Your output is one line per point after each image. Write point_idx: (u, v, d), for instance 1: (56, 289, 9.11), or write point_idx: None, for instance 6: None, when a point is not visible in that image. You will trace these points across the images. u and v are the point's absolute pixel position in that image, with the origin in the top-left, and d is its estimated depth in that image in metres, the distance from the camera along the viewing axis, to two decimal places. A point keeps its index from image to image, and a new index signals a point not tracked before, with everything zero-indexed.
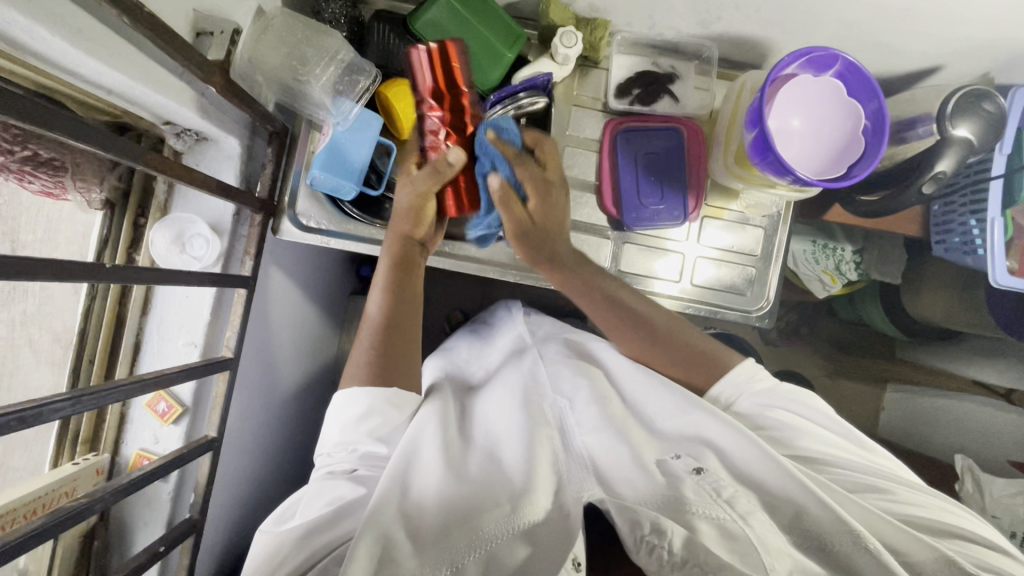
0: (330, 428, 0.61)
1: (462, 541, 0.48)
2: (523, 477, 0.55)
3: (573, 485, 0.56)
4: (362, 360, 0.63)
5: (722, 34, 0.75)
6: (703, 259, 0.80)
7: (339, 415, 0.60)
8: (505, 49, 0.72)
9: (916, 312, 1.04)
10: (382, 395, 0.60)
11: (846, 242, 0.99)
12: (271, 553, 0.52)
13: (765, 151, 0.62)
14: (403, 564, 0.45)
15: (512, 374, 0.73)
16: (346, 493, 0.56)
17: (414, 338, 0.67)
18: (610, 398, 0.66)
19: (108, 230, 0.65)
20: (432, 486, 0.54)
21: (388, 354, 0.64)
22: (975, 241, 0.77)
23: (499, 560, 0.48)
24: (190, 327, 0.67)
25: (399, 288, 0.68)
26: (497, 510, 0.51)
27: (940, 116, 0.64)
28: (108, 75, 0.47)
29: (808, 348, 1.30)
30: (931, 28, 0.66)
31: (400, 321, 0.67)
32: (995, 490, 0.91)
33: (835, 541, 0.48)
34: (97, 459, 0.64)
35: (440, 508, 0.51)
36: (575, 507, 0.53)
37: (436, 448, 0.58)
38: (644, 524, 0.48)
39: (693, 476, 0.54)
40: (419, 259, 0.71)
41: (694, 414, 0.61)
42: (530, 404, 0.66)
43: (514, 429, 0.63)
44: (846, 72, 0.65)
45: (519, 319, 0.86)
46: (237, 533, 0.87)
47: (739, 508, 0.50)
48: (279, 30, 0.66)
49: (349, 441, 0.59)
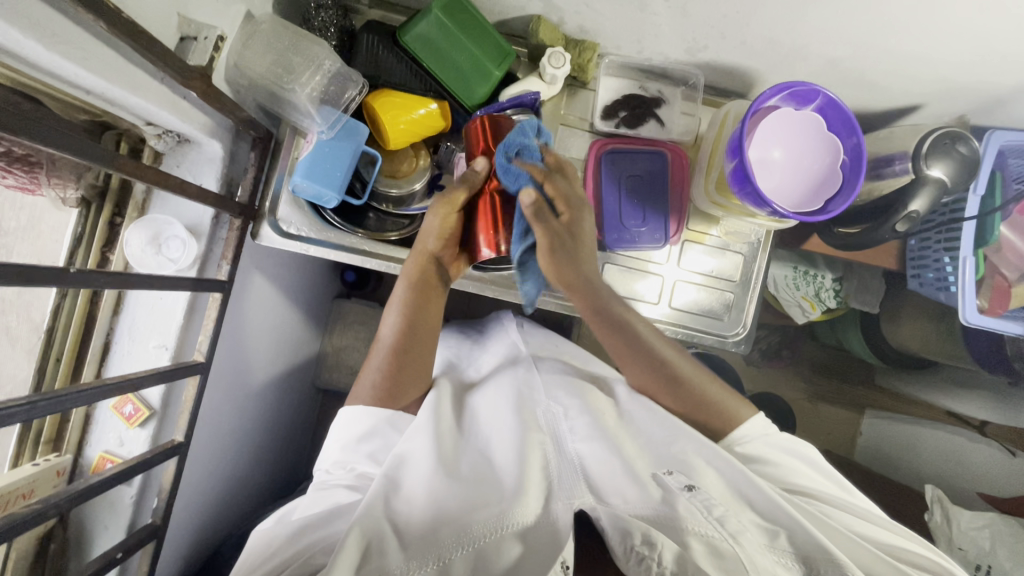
0: (330, 449, 0.63)
1: (450, 539, 0.49)
2: (514, 479, 0.55)
3: (563, 491, 0.55)
4: (370, 383, 0.66)
5: (709, 62, 0.76)
6: (683, 282, 0.81)
7: (340, 434, 0.63)
8: (494, 67, 0.74)
9: (894, 340, 1.05)
10: (380, 414, 0.63)
11: (826, 270, 1.00)
12: (260, 548, 0.52)
13: (743, 181, 0.63)
14: (390, 559, 0.46)
15: (507, 376, 0.72)
16: (342, 498, 0.56)
17: (423, 363, 0.69)
18: (602, 410, 0.66)
19: (82, 228, 0.64)
20: (422, 487, 0.54)
21: (394, 381, 0.66)
22: (948, 278, 0.78)
23: (487, 559, 0.48)
24: (162, 330, 0.66)
25: (414, 312, 0.69)
26: (487, 512, 0.51)
27: (917, 155, 0.65)
28: (84, 76, 0.47)
29: (789, 371, 1.31)
30: (910, 67, 0.67)
31: (411, 348, 0.67)
32: (962, 521, 0.92)
33: (813, 553, 0.50)
34: (58, 460, 0.63)
35: (431, 510, 0.51)
36: (564, 515, 0.52)
37: (427, 443, 0.58)
38: (635, 534, 0.50)
39: (686, 494, 0.54)
40: (437, 284, 0.71)
41: (680, 437, 0.61)
42: (522, 409, 0.65)
43: (506, 433, 0.62)
44: (826, 106, 0.66)
45: (513, 327, 0.85)
46: (206, 538, 0.86)
47: (728, 526, 0.51)
48: (266, 35, 0.66)
49: (348, 460, 0.61)
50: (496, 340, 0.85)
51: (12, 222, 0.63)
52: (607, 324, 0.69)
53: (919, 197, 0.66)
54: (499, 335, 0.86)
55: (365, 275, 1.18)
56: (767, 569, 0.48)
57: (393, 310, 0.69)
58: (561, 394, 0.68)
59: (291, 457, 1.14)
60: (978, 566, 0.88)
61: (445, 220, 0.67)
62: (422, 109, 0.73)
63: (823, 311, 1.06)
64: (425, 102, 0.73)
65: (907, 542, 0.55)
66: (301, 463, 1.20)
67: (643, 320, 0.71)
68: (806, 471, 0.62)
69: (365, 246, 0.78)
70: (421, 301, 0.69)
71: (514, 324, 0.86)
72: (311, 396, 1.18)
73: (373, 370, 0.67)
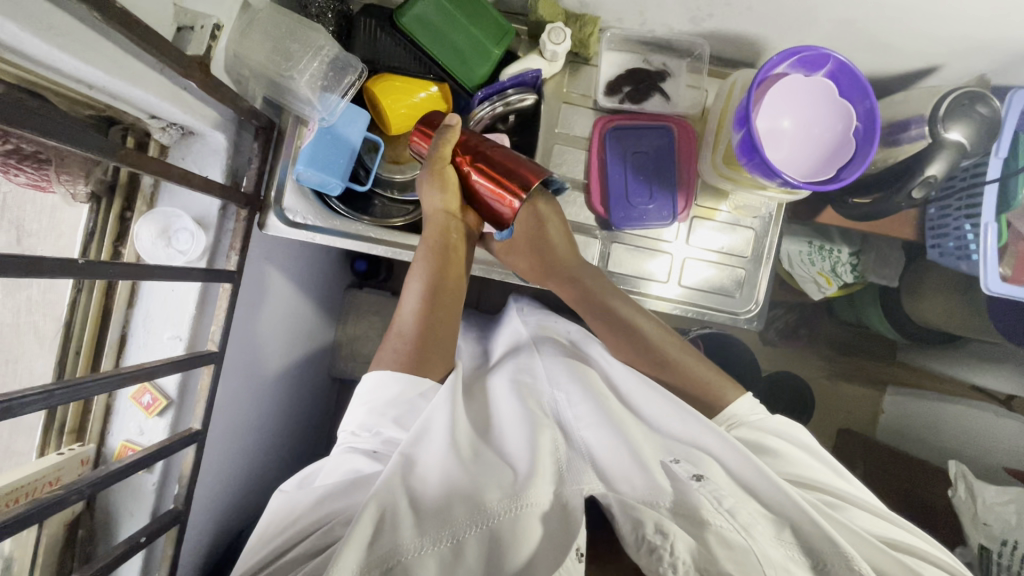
0: (354, 411, 0.61)
1: (463, 516, 0.49)
2: (525, 463, 0.54)
3: (573, 476, 0.54)
4: (398, 349, 0.64)
5: (715, 31, 0.74)
6: (694, 259, 0.80)
7: (365, 397, 0.61)
8: (492, 46, 0.73)
9: (917, 314, 1.02)
10: (412, 383, 0.61)
11: (843, 244, 0.98)
12: (278, 515, 0.55)
13: (751, 152, 0.61)
14: (403, 534, 0.46)
15: (511, 368, 0.71)
16: (363, 466, 0.56)
17: (451, 324, 0.67)
18: (607, 396, 0.65)
19: (93, 223, 0.65)
20: (434, 465, 0.53)
21: (424, 343, 0.64)
22: (969, 247, 0.76)
23: (501, 541, 0.48)
24: (176, 321, 0.68)
25: (436, 273, 0.67)
26: (499, 490, 0.51)
27: (933, 120, 0.63)
28: (85, 70, 0.47)
29: (809, 349, 1.27)
30: (926, 26, 0.64)
31: (437, 310, 0.66)
32: (987, 497, 0.89)
33: (825, 552, 0.49)
34: (82, 449, 0.65)
35: (443, 487, 0.51)
36: (575, 499, 0.52)
37: (441, 424, 0.57)
38: (647, 524, 0.49)
39: (696, 484, 0.53)
40: (456, 242, 0.70)
41: (691, 422, 0.60)
42: (527, 397, 0.64)
43: (515, 419, 0.61)
44: (837, 71, 0.63)
45: (514, 317, 0.84)
46: (228, 525, 0.88)
47: (740, 518, 0.50)
48: (264, 23, 0.66)
49: (373, 424, 0.59)
50: (501, 333, 0.84)
51: (34, 224, 0.63)
52: (611, 322, 0.72)
53: (937, 160, 0.64)
54: (503, 327, 0.85)
55: (375, 264, 1.17)
56: (780, 565, 0.48)
57: (411, 294, 0.66)
58: (563, 379, 0.67)
59: (309, 445, 1.17)
60: (1004, 541, 0.86)
61: (436, 178, 0.68)
62: (422, 92, 0.73)
63: (841, 286, 1.03)
64: (426, 85, 0.73)
65: (897, 530, 0.56)
66: (319, 453, 1.22)
67: (635, 307, 0.74)
68: (812, 462, 0.61)
69: (371, 233, 0.77)
70: (445, 274, 0.67)
71: (518, 314, 0.84)
72: (328, 386, 1.19)
73: (399, 338, 0.64)
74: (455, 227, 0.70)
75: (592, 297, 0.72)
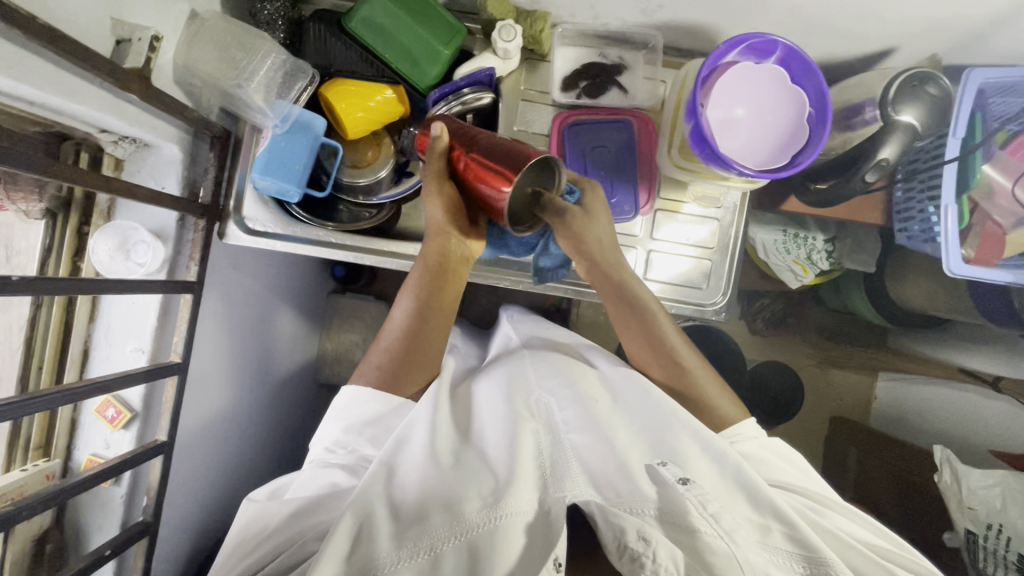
0: (329, 427, 0.61)
1: (442, 525, 0.48)
2: (505, 468, 0.54)
3: (556, 483, 0.54)
4: (378, 364, 0.64)
5: (667, 21, 0.73)
6: (658, 253, 0.79)
7: (343, 413, 0.61)
8: (442, 46, 0.72)
9: (899, 297, 1.01)
10: (385, 399, 0.62)
11: (818, 231, 0.97)
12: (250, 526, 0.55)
13: (702, 142, 0.60)
14: (378, 545, 0.47)
15: (504, 370, 0.69)
16: (339, 480, 0.56)
17: (438, 343, 0.67)
18: (596, 399, 0.63)
19: (50, 239, 0.65)
20: (413, 475, 0.53)
21: (405, 364, 0.64)
22: (934, 228, 0.75)
23: (479, 552, 0.47)
24: (137, 334, 0.68)
25: (430, 295, 0.66)
26: (479, 499, 0.51)
27: (884, 102, 0.63)
28: (19, 88, 0.47)
29: (795, 339, 1.26)
30: (875, 9, 0.64)
31: (422, 333, 0.65)
32: (971, 481, 0.87)
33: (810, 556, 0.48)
34: (48, 464, 0.65)
35: (419, 496, 0.51)
36: (557, 505, 0.51)
37: (424, 436, 0.57)
38: (630, 531, 0.48)
39: (683, 487, 0.51)
40: (456, 266, 0.68)
41: (675, 424, 0.59)
42: (515, 397, 0.63)
43: (499, 423, 0.60)
44: (787, 58, 0.63)
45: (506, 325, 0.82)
46: (209, 536, 0.87)
47: (724, 524, 0.49)
48: (211, 30, 0.66)
49: (348, 441, 0.59)
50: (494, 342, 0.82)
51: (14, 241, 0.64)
52: (626, 311, 0.69)
53: (891, 143, 0.64)
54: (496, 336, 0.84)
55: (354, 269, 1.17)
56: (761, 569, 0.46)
57: (401, 312, 0.66)
58: (557, 383, 0.66)
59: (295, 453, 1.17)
60: (989, 525, 0.84)
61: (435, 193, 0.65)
62: (377, 96, 0.72)
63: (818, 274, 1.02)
64: (381, 88, 0.72)
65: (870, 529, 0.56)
66: None
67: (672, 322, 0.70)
68: (779, 465, 0.61)
69: (331, 237, 0.76)
70: (441, 296, 0.67)
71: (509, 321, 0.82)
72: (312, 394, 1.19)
73: (381, 353, 0.65)
74: (455, 248, 0.68)
75: (634, 298, 0.69)
